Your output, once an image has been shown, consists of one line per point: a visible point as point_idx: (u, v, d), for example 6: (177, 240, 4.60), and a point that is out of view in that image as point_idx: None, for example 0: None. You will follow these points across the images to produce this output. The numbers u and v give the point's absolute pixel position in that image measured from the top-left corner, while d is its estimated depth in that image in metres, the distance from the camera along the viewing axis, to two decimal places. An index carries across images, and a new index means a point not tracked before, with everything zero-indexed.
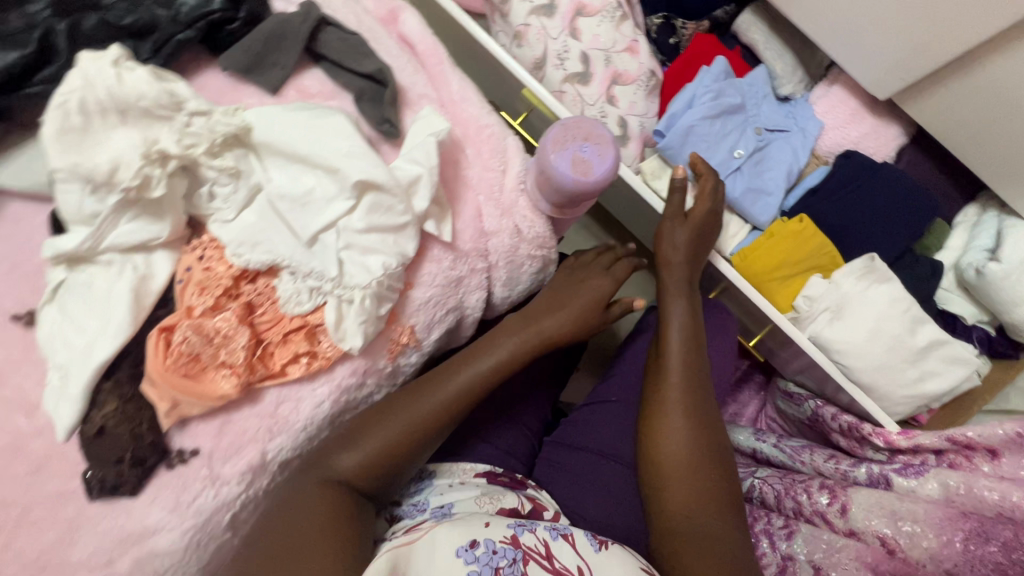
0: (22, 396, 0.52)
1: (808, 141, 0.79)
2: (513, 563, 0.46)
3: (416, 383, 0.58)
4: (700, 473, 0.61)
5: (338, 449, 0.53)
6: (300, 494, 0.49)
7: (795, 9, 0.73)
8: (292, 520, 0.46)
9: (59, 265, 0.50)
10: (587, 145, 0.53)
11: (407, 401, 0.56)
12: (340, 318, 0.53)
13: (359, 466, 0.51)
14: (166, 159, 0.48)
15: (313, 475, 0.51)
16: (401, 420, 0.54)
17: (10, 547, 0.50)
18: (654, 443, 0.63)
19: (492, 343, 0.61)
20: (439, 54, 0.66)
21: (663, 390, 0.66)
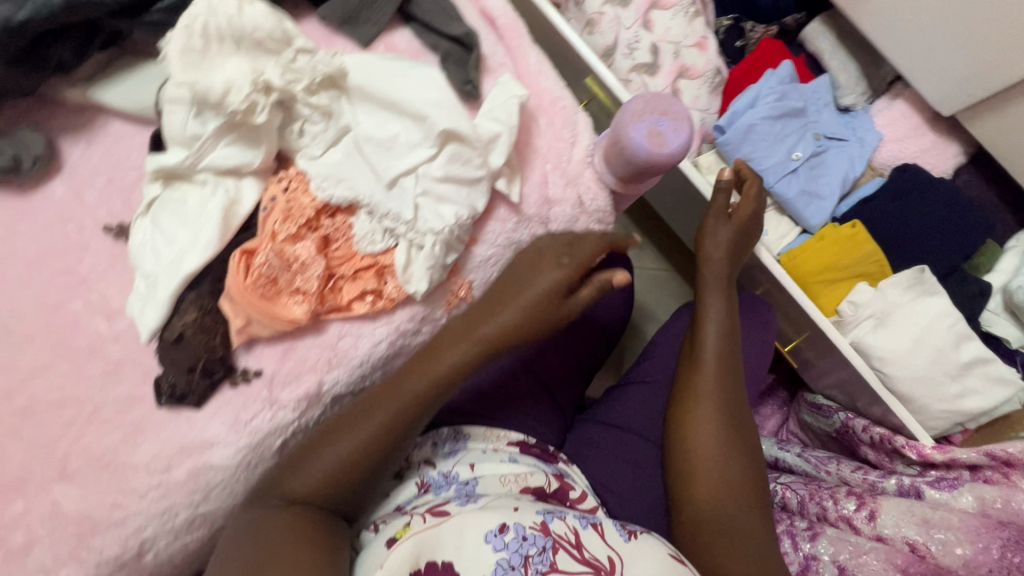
0: (105, 301, 0.55)
1: (866, 152, 0.79)
2: (542, 552, 0.45)
3: (362, 396, 0.49)
4: (730, 464, 0.60)
5: (289, 469, 0.46)
6: (252, 521, 0.42)
7: (866, 20, 0.75)
8: (255, 543, 0.40)
9: (156, 181, 0.54)
10: (664, 120, 0.55)
11: (353, 417, 0.48)
12: (410, 260, 0.55)
13: (316, 486, 0.45)
14: (270, 90, 0.51)
15: (268, 499, 0.45)
16: (350, 437, 0.47)
17: (80, 441, 0.53)
18: (685, 433, 0.63)
19: (443, 351, 0.50)
20: (518, 29, 0.68)
21: (694, 381, 0.66)
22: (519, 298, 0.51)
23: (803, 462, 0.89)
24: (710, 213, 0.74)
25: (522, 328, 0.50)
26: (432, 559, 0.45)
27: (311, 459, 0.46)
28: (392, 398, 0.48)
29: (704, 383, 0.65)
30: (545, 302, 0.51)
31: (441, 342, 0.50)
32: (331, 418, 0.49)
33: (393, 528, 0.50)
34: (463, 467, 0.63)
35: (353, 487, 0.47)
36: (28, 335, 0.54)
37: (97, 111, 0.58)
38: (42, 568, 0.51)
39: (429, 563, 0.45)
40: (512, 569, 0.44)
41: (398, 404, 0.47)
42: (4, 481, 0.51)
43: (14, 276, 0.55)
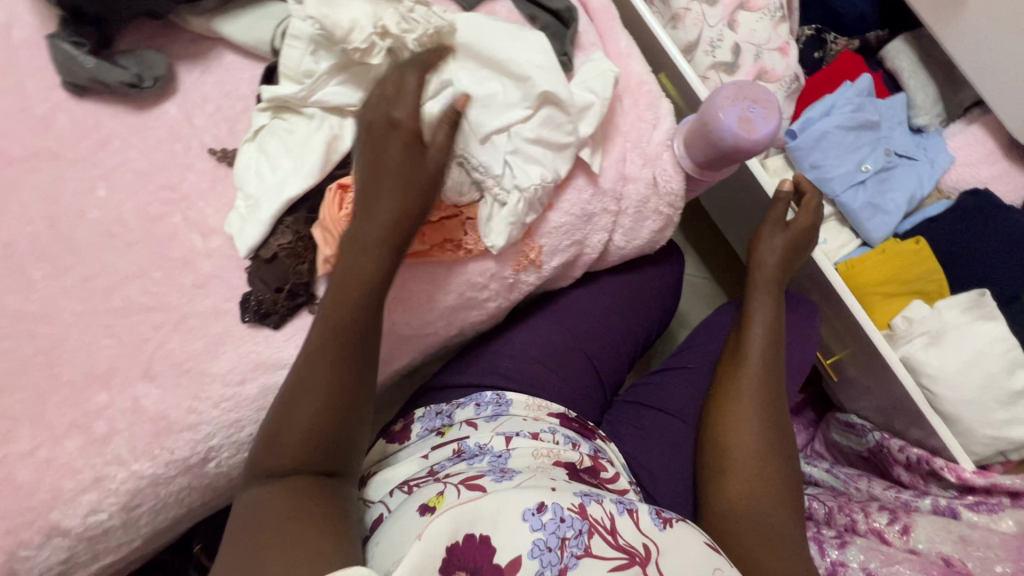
0: (201, 219, 0.58)
1: (936, 172, 0.81)
2: (579, 534, 0.42)
3: (305, 349, 0.47)
4: (767, 463, 0.58)
5: (264, 448, 0.44)
6: (251, 505, 0.41)
7: (956, 41, 0.75)
8: (254, 530, 0.38)
9: (264, 112, 0.58)
10: (755, 108, 0.58)
11: (302, 375, 0.46)
12: (493, 214, 0.58)
13: (293, 454, 0.43)
14: (383, 35, 0.53)
15: (256, 482, 0.43)
16: (305, 394, 0.44)
17: (165, 345, 0.56)
18: (721, 430, 0.62)
19: (360, 268, 0.48)
20: (611, 13, 0.69)
21: (736, 380, 0.65)
22: (384, 179, 0.49)
23: (830, 478, 0.87)
24: (767, 221, 0.75)
25: (414, 203, 0.49)
26: (469, 532, 0.42)
27: (281, 433, 0.44)
28: (324, 336, 0.46)
29: (746, 383, 0.64)
30: (419, 161, 0.49)
31: (358, 264, 0.48)
32: (282, 393, 0.46)
33: (425, 495, 0.49)
34: (498, 439, 0.59)
35: (326, 443, 0.44)
36: (129, 241, 0.57)
37: (214, 43, 0.63)
38: (119, 458, 0.53)
39: (467, 537, 0.41)
40: (549, 551, 0.41)
41: (345, 324, 0.47)
42: (94, 373, 0.54)
43: (122, 184, 0.58)
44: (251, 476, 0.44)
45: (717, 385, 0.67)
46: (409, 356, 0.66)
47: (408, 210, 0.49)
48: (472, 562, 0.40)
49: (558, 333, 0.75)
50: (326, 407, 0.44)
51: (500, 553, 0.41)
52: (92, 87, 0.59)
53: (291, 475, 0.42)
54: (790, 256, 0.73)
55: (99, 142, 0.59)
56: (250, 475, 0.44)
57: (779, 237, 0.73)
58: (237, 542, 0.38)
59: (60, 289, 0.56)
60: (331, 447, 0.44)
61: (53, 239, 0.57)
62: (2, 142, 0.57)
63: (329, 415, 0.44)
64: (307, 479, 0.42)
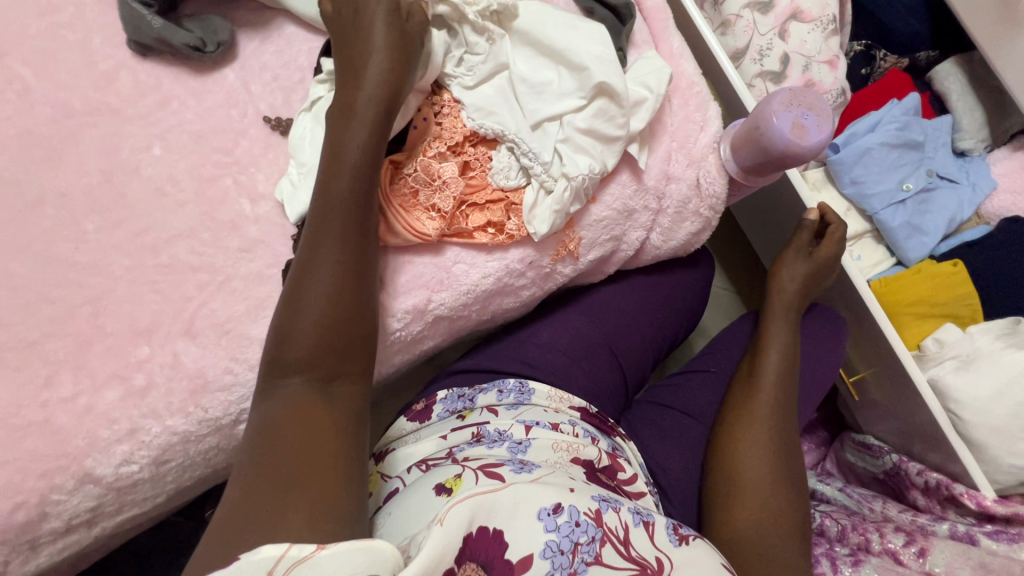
0: (252, 184, 0.60)
1: (977, 197, 0.81)
2: (592, 542, 0.40)
3: (307, 234, 0.49)
4: (778, 492, 0.56)
5: (279, 346, 0.46)
6: (268, 408, 0.43)
7: (1010, 67, 0.76)
8: (269, 429, 0.41)
9: (322, 84, 0.60)
10: (809, 115, 0.58)
11: (308, 260, 0.48)
12: (540, 200, 0.58)
13: (307, 357, 0.45)
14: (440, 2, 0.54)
15: (275, 384, 0.45)
16: (313, 280, 0.47)
17: (207, 305, 0.56)
18: (734, 449, 0.60)
19: (347, 143, 0.50)
20: (666, 12, 0.69)
21: (751, 401, 0.64)
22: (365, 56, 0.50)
23: (843, 496, 0.85)
24: (792, 246, 0.74)
25: (398, 72, 0.51)
26: (484, 524, 0.39)
27: (293, 332, 0.46)
28: (321, 217, 0.49)
29: (760, 401, 0.63)
30: (399, 35, 0.51)
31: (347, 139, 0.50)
32: (289, 282, 0.48)
33: (442, 475, 0.48)
34: (517, 427, 0.58)
35: (335, 341, 0.46)
36: (180, 201, 0.59)
37: (276, 15, 0.66)
38: (155, 411, 0.54)
39: (480, 529, 0.38)
40: (560, 554, 0.39)
41: (341, 207, 0.49)
42: (137, 327, 0.55)
43: (178, 146, 0.60)
44: (267, 373, 0.46)
45: (729, 404, 0.66)
46: (441, 337, 0.65)
47: (390, 83, 0.50)
48: (484, 555, 0.38)
49: (585, 326, 0.75)
50: (336, 311, 0.47)
51: (514, 549, 0.38)
52: (154, 47, 0.62)
53: (301, 381, 0.45)
54: (810, 287, 0.73)
55: (160, 102, 0.62)
56: (265, 376, 0.46)
57: (803, 265, 0.73)
58: (254, 440, 0.41)
59: (111, 241, 0.57)
60: (338, 348, 0.46)
61: (106, 193, 0.58)
62: (67, 95, 0.59)
63: (336, 314, 0.47)
64: (316, 388, 0.44)
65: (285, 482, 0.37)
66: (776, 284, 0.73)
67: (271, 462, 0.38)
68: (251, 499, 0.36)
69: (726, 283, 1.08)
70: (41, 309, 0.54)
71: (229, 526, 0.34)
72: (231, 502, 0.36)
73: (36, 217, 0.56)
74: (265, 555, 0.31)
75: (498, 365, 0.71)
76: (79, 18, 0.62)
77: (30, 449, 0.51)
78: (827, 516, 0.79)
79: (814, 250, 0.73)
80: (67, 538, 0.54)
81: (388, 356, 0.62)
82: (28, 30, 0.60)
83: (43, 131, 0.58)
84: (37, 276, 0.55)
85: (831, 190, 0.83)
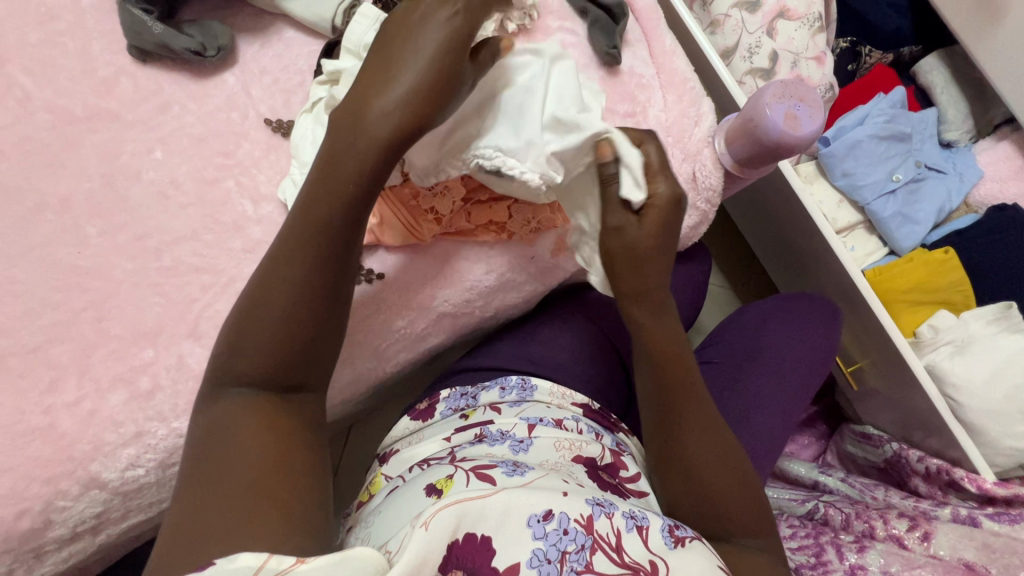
0: (255, 187, 0.61)
1: (964, 185, 0.83)
2: (581, 550, 0.39)
3: (267, 257, 0.42)
4: (731, 461, 0.51)
5: (231, 350, 0.41)
6: (221, 415, 0.40)
7: (992, 60, 0.78)
8: (228, 445, 0.37)
9: (322, 86, 0.60)
10: (801, 106, 0.60)
11: (269, 279, 0.41)
12: (611, 166, 0.49)
13: (257, 370, 0.41)
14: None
15: (225, 390, 0.41)
16: (272, 303, 0.41)
17: (212, 307, 0.56)
18: (663, 427, 0.52)
19: (344, 165, 0.41)
20: (656, 12, 0.72)
21: (673, 388, 0.52)
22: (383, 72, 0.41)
23: (846, 486, 0.85)
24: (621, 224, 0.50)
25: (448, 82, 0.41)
26: (471, 531, 0.38)
27: (244, 341, 0.41)
28: (293, 239, 0.41)
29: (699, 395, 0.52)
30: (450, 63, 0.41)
31: (342, 159, 0.41)
32: (248, 288, 0.42)
33: (436, 475, 0.48)
34: (521, 426, 0.57)
35: (304, 355, 0.42)
36: (183, 204, 0.59)
37: (274, 19, 0.67)
38: (160, 414, 0.53)
39: (467, 536, 0.38)
40: (547, 563, 0.39)
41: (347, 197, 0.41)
42: (141, 329, 0.55)
43: (179, 149, 0.61)
44: (213, 378, 0.42)
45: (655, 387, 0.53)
46: (443, 335, 0.66)
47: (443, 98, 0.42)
48: (471, 563, 0.38)
49: (586, 323, 0.76)
50: (300, 332, 0.41)
51: (500, 557, 0.38)
52: (155, 53, 0.63)
53: (263, 392, 0.41)
54: (646, 251, 0.50)
55: (160, 107, 0.62)
56: (213, 374, 0.42)
57: (634, 229, 0.49)
58: (210, 447, 0.38)
59: (114, 245, 0.57)
60: (302, 366, 0.42)
61: (109, 197, 0.58)
62: (66, 101, 0.60)
63: (296, 342, 0.41)
64: (277, 400, 0.41)
65: (245, 519, 0.34)
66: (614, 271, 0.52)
67: (222, 490, 0.35)
68: (204, 521, 0.33)
69: (722, 279, 1.09)
70: (43, 314, 0.54)
71: (169, 553, 0.32)
72: (174, 525, 0.34)
73: (37, 222, 0.56)
74: (241, 566, 0.29)
75: (501, 363, 0.70)
76: (78, 26, 0.63)
77: (35, 455, 0.50)
78: (830, 505, 0.79)
79: (608, 226, 0.50)
80: (72, 545, 0.54)
81: (391, 353, 0.62)
82: (27, 37, 0.61)
83: (43, 137, 0.58)
84: (40, 281, 0.55)
85: (823, 184, 0.85)
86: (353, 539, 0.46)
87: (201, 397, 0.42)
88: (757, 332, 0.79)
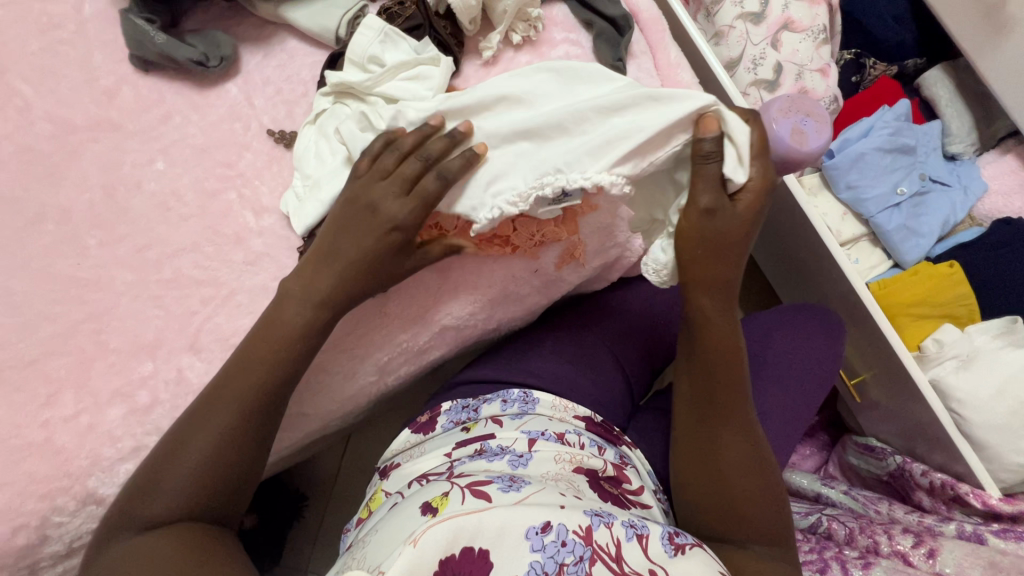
0: (257, 198, 0.60)
1: (969, 199, 0.83)
2: (580, 561, 0.39)
3: (191, 411, 0.48)
4: (761, 468, 0.51)
5: (146, 488, 0.45)
6: (126, 551, 0.42)
7: (997, 74, 0.78)
8: (148, 561, 0.40)
9: (327, 97, 0.60)
10: (807, 121, 0.59)
11: (195, 419, 0.47)
12: (712, 142, 0.47)
13: (176, 496, 0.44)
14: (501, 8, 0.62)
15: (131, 530, 0.43)
16: (200, 434, 0.46)
17: (212, 319, 0.56)
18: (703, 421, 0.53)
19: (281, 322, 0.49)
20: (661, 24, 0.72)
21: (721, 382, 0.52)
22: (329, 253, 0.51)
23: (849, 499, 0.84)
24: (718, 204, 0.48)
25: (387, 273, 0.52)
26: (467, 545, 0.39)
27: (164, 473, 0.45)
28: (223, 383, 0.48)
29: (745, 399, 0.52)
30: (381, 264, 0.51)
31: (280, 316, 0.50)
32: (173, 431, 0.47)
33: (431, 494, 0.47)
34: (521, 440, 0.56)
35: (223, 492, 0.46)
36: (184, 215, 0.59)
37: (278, 29, 0.67)
38: (159, 429, 0.52)
39: (464, 551, 0.38)
40: None
41: (277, 346, 0.49)
42: (140, 341, 0.54)
43: (181, 159, 0.60)
44: (122, 517, 0.44)
45: (707, 380, 0.53)
46: (446, 349, 0.65)
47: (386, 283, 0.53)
48: None
49: (589, 335, 0.75)
50: (216, 467, 0.45)
51: (498, 572, 0.38)
52: (157, 63, 0.62)
53: (182, 518, 0.44)
54: (732, 236, 0.49)
55: (162, 117, 0.62)
56: (118, 517, 0.44)
57: (727, 213, 0.48)
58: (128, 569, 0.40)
59: (113, 257, 0.56)
60: (224, 488, 0.46)
61: (108, 208, 0.57)
62: (67, 111, 0.59)
63: (221, 471, 0.46)
64: (198, 524, 0.44)
65: None
66: (696, 257, 0.50)
67: None
68: None
69: None
70: (42, 326, 0.53)
71: None
72: None
73: (37, 233, 0.56)
74: None
75: (502, 375, 0.70)
76: (80, 35, 0.62)
77: (31, 470, 0.50)
78: (833, 520, 0.78)
79: (702, 207, 0.48)
80: (67, 562, 0.53)
81: (394, 367, 0.62)
82: (28, 47, 0.61)
83: (44, 147, 0.58)
84: (39, 293, 0.54)
85: (827, 196, 0.85)
86: (348, 560, 0.44)
87: (96, 547, 0.44)
88: (759, 345, 0.78)
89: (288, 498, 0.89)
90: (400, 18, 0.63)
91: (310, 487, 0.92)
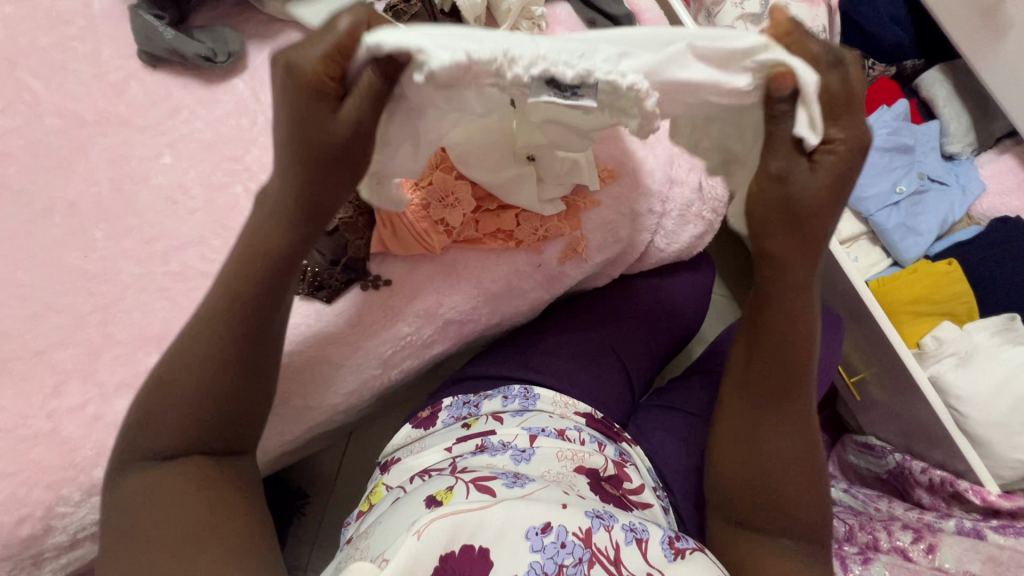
0: None
1: (968, 198, 0.84)
2: (578, 563, 0.40)
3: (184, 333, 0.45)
4: (805, 462, 0.49)
5: (145, 423, 0.44)
6: (137, 482, 0.43)
7: (994, 75, 0.79)
8: (155, 500, 0.41)
9: None
10: None
11: (187, 348, 0.44)
12: (786, 100, 0.39)
13: (177, 434, 0.44)
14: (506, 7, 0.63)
15: (140, 461, 0.44)
16: (193, 368, 0.44)
17: None
18: (751, 406, 0.51)
19: (268, 239, 0.45)
20: (663, 23, 0.73)
21: (780, 366, 0.49)
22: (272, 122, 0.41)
23: (847, 496, 0.84)
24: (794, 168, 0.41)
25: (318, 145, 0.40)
26: (469, 543, 0.39)
27: (161, 408, 0.44)
28: (212, 311, 0.45)
29: (805, 389, 0.49)
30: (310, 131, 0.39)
31: (268, 233, 0.45)
32: (165, 360, 0.45)
33: (435, 486, 0.47)
34: (522, 436, 0.56)
35: (227, 433, 0.45)
36: (191, 208, 0.59)
37: (284, 25, 0.67)
38: None
39: (464, 548, 0.39)
40: None
41: (257, 266, 0.45)
42: (147, 333, 0.54)
43: (187, 153, 0.61)
44: (126, 448, 0.44)
45: (763, 362, 0.49)
46: (449, 343, 0.65)
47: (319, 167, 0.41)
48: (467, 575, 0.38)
49: (591, 332, 0.76)
50: (215, 407, 0.44)
51: (498, 571, 0.38)
52: (166, 58, 0.63)
53: (188, 453, 0.44)
54: (807, 208, 0.43)
55: (170, 112, 0.62)
56: (125, 446, 0.44)
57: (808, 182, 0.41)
58: (138, 505, 0.42)
59: (120, 249, 0.57)
60: (222, 424, 0.45)
61: (116, 201, 0.58)
62: (76, 105, 0.60)
63: (219, 407, 0.44)
64: (206, 459, 0.44)
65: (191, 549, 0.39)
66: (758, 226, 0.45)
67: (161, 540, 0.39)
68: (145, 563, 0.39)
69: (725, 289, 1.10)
70: (49, 317, 0.54)
71: None
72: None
73: (45, 226, 0.56)
74: None
75: (504, 370, 0.70)
76: (88, 30, 0.63)
77: (38, 460, 0.50)
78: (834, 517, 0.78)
79: (771, 172, 0.42)
80: (72, 552, 0.53)
81: (398, 361, 0.62)
82: (37, 42, 0.61)
83: (52, 140, 0.59)
84: (47, 285, 0.55)
85: None
86: (351, 550, 0.45)
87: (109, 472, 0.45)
88: None
89: (288, 495, 0.89)
90: (406, 16, 0.63)
91: (310, 484, 0.92)
